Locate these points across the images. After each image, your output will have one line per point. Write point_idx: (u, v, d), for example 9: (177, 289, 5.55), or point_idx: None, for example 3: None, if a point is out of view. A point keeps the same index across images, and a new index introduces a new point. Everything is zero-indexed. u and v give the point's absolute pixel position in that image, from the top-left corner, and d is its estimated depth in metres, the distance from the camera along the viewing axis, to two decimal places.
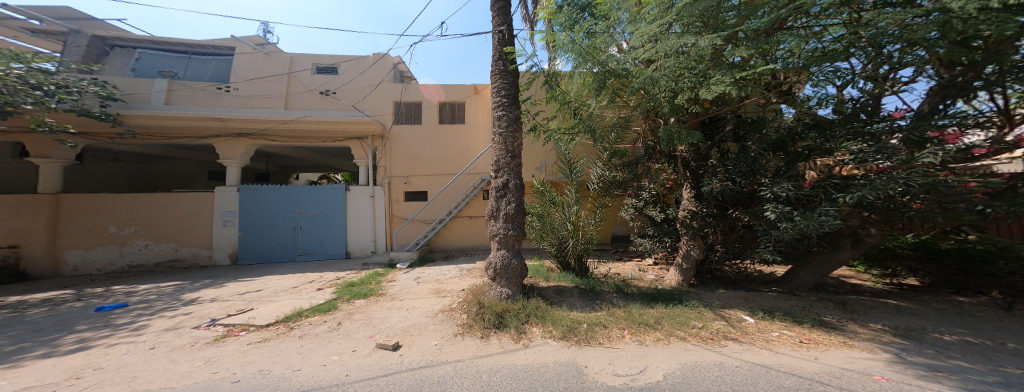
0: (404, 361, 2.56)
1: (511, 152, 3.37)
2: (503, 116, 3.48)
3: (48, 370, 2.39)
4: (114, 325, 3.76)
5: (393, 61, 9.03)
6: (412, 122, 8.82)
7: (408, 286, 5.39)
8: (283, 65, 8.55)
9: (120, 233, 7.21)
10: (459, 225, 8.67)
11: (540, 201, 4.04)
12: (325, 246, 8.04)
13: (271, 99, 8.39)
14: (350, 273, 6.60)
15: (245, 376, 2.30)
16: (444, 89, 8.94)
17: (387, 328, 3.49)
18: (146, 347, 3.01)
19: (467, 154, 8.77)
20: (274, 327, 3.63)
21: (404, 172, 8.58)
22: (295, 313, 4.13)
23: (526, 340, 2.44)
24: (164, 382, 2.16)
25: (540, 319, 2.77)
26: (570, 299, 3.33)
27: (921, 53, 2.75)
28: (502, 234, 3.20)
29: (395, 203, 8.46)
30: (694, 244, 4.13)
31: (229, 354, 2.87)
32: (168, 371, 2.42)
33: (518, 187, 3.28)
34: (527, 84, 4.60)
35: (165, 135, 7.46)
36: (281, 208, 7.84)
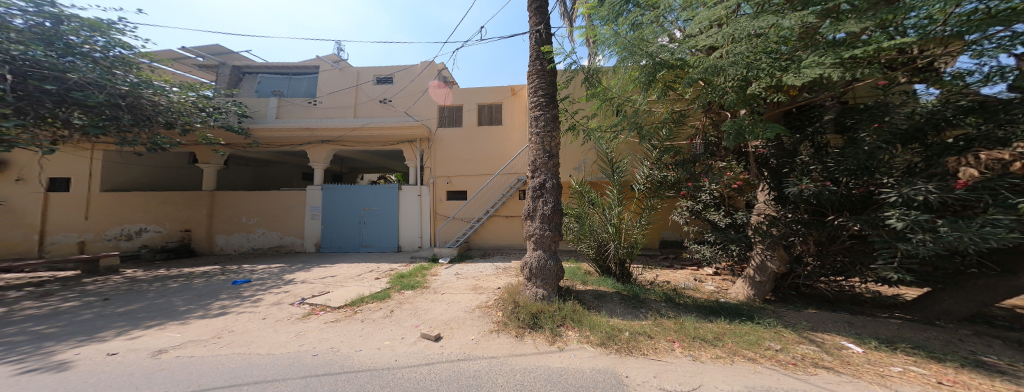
0: (445, 353, 2.66)
1: (549, 151, 3.33)
2: (541, 115, 3.45)
3: (203, 328, 3.07)
4: (243, 295, 4.64)
5: (437, 67, 9.61)
6: (453, 125, 9.24)
7: (449, 281, 5.67)
8: (349, 76, 9.53)
9: (248, 223, 8.78)
10: (495, 224, 8.84)
11: (579, 202, 3.92)
12: (381, 240, 8.77)
13: (341, 108, 9.46)
14: (401, 265, 7.16)
15: (321, 352, 2.63)
16: (482, 92, 9.19)
17: (432, 319, 3.70)
18: (260, 316, 3.63)
19: (504, 155, 8.87)
20: (343, 309, 4.12)
21: (446, 173, 9.00)
22: (358, 298, 4.60)
23: (561, 343, 2.39)
24: (269, 349, 2.60)
25: (576, 323, 2.68)
26: (612, 305, 3.18)
27: None
28: (542, 235, 3.15)
29: (438, 202, 8.93)
30: (774, 255, 3.70)
31: (312, 329, 3.30)
32: (270, 341, 2.81)
33: (556, 187, 3.22)
34: (565, 82, 4.47)
35: (276, 144, 8.80)
36: (351, 204, 8.77)
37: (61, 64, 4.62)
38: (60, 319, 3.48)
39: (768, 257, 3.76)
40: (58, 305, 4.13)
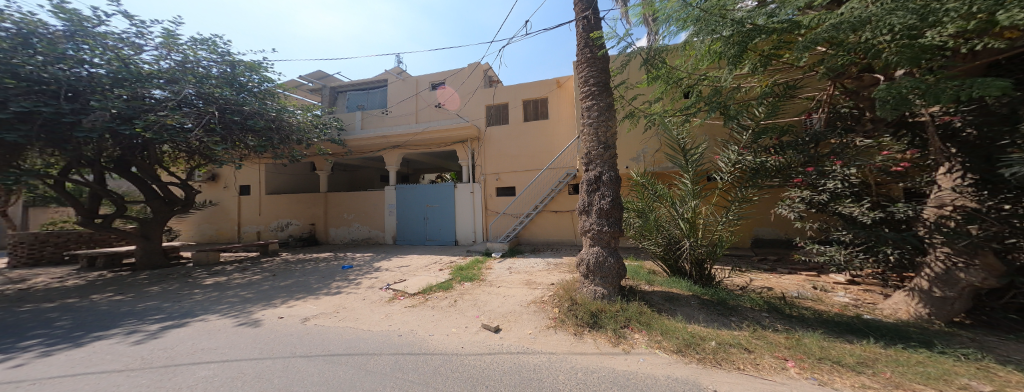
0: (504, 344, 2.76)
1: (604, 142, 3.13)
2: (593, 105, 3.26)
3: (327, 303, 4.36)
4: (349, 278, 5.91)
5: (484, 68, 9.87)
6: (501, 123, 9.44)
7: (503, 275, 5.82)
8: (411, 86, 10.46)
9: (348, 218, 10.76)
10: (544, 219, 8.78)
11: (641, 196, 3.58)
12: (442, 235, 9.50)
13: (406, 116, 10.48)
14: (460, 258, 7.68)
15: (405, 332, 3.23)
16: (528, 87, 9.15)
17: (488, 310, 3.87)
18: (360, 297, 4.67)
19: (551, 149, 8.73)
20: (416, 296, 4.65)
21: (496, 170, 9.26)
22: (429, 287, 5.07)
23: (627, 346, 2.25)
24: (371, 325, 3.48)
25: (643, 326, 2.49)
26: (686, 309, 2.89)
27: None
28: (602, 230, 2.99)
29: (490, 198, 9.25)
30: (985, 265, 2.58)
31: (396, 312, 4.01)
32: (369, 319, 3.72)
33: (614, 180, 3.02)
34: (619, 68, 4.11)
35: (363, 151, 10.45)
36: (418, 202, 9.74)
37: (239, 99, 6.11)
38: (254, 287, 5.11)
39: (961, 267, 2.72)
40: (251, 277, 5.94)
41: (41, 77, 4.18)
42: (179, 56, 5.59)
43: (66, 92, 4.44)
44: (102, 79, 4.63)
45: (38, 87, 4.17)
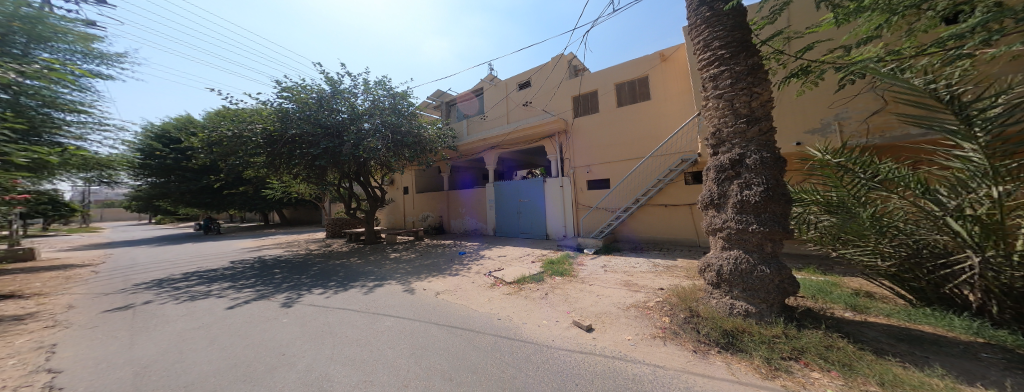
0: (595, 345, 2.55)
1: (744, 115, 2.42)
2: (721, 73, 2.59)
3: (443, 284, 5.16)
4: (461, 263, 6.90)
5: (568, 58, 9.50)
6: (592, 111, 8.85)
7: (598, 273, 5.45)
8: (502, 89, 11.08)
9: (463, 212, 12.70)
10: (650, 214, 7.81)
11: (833, 182, 2.56)
12: (534, 230, 9.73)
13: (498, 118, 11.24)
14: (550, 251, 7.69)
15: (504, 317, 3.48)
16: (622, 69, 8.28)
17: (583, 308, 3.65)
18: (468, 280, 5.31)
19: (655, 135, 7.65)
20: (511, 285, 4.89)
21: (586, 162, 8.82)
22: (524, 277, 5.26)
23: (793, 383, 1.61)
24: (479, 306, 3.94)
25: (828, 362, 1.71)
26: (947, 359, 1.71)
27: None
28: (751, 231, 2.24)
29: (581, 191, 8.88)
30: None
31: (495, 297, 4.33)
32: (477, 300, 4.20)
33: (765, 163, 2.21)
34: (771, 15, 3.09)
35: (471, 155, 12.03)
36: (512, 196, 10.31)
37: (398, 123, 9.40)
38: (408, 272, 6.57)
39: None
40: (412, 262, 7.83)
41: (330, 124, 8.58)
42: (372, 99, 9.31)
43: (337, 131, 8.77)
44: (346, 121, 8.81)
45: (329, 130, 8.59)
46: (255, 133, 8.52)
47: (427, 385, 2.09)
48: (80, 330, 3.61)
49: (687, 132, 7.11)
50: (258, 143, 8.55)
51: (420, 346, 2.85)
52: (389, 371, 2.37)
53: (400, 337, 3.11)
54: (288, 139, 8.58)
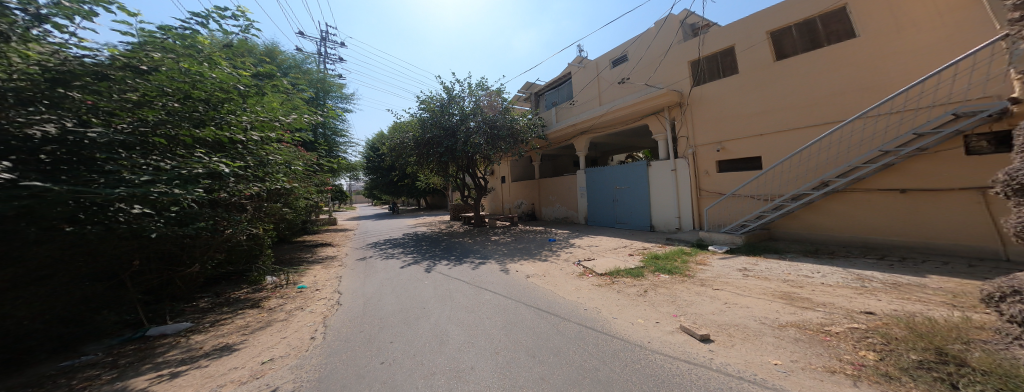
0: (711, 360, 2.27)
1: None
2: None
3: (549, 275, 5.64)
4: (558, 254, 7.37)
5: (679, 18, 8.84)
6: (736, 76, 7.53)
7: (731, 277, 4.67)
8: (593, 70, 11.30)
9: (552, 200, 14.30)
10: (852, 205, 5.93)
11: None
12: (636, 216, 9.71)
13: (591, 101, 11.46)
14: (657, 246, 7.26)
15: (590, 308, 3.75)
16: (766, 17, 7.16)
17: (705, 318, 3.22)
18: (568, 274, 5.61)
19: (843, 92, 6.04)
20: (603, 277, 5.14)
21: (717, 137, 7.83)
22: (616, 270, 5.46)
23: None
24: (566, 293, 4.44)
25: None
26: None
27: (176, 99, 3.14)
28: None
29: (705, 175, 8.07)
30: None
31: (583, 287, 4.72)
32: (564, 288, 4.74)
33: None
34: None
35: (563, 141, 12.78)
36: (608, 183, 10.68)
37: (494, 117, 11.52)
38: (512, 258, 7.59)
39: None
40: (511, 248, 9.00)
41: (452, 124, 11.49)
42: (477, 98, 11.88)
43: (451, 129, 11.52)
44: (459, 119, 11.43)
45: (450, 129, 11.52)
46: (409, 139, 12.42)
47: (515, 357, 2.52)
48: (371, 281, 6.30)
49: (935, 80, 5.07)
50: (409, 145, 12.40)
51: (510, 322, 3.46)
52: (488, 338, 3.02)
53: (497, 312, 3.89)
54: (422, 143, 11.99)
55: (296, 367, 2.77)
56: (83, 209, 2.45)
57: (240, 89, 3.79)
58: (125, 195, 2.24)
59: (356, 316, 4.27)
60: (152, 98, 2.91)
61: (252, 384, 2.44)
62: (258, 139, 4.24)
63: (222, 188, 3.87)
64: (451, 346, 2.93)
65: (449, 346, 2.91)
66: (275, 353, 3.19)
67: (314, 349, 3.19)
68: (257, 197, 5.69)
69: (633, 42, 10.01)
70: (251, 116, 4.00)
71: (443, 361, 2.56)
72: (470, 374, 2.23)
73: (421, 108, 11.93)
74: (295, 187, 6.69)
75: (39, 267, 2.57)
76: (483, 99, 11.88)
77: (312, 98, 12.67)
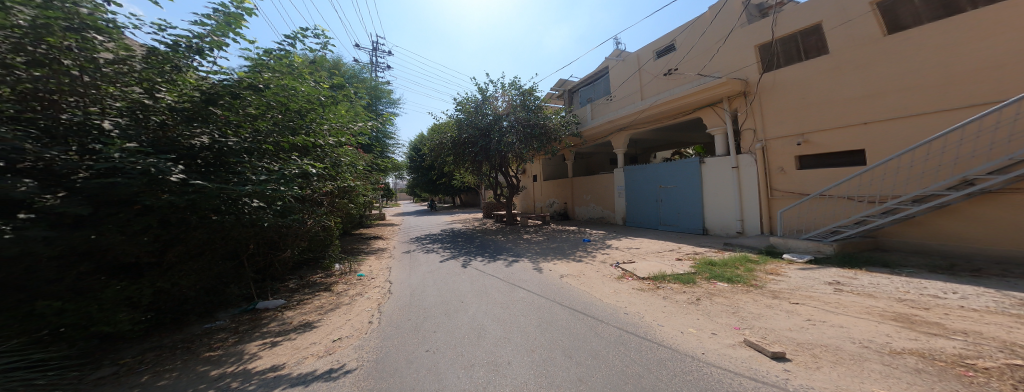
0: (785, 381, 1.96)
1: None
2: None
3: (591, 280, 5.92)
4: (602, 259, 7.58)
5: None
6: (827, 61, 6.90)
7: (819, 291, 4.23)
8: (634, 63, 11.49)
9: (587, 199, 15.13)
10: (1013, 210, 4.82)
11: None
12: (683, 214, 9.90)
13: (632, 95, 11.62)
14: (712, 252, 7.17)
15: (632, 312, 4.10)
16: None
17: (782, 334, 2.89)
18: (614, 280, 5.77)
19: (985, 68, 5.12)
20: (647, 283, 5.40)
21: (799, 129, 7.36)
22: (660, 275, 5.71)
23: None
24: (604, 297, 4.83)
25: None
26: None
27: (271, 112, 4.08)
28: None
29: (778, 173, 7.76)
30: None
31: (623, 291, 5.08)
32: (603, 291, 5.12)
33: None
34: None
35: (602, 136, 13.19)
36: (653, 183, 11.01)
37: (526, 116, 12.07)
38: (551, 259, 8.06)
39: None
40: (547, 249, 9.47)
41: (486, 125, 12.27)
42: (509, 98, 12.50)
43: (485, 131, 12.31)
44: (492, 120, 12.19)
45: (483, 129, 12.30)
46: (447, 140, 13.49)
47: (551, 357, 2.86)
48: (442, 276, 6.91)
49: None
50: (448, 145, 13.47)
51: (545, 321, 3.93)
52: (522, 335, 3.50)
53: (532, 311, 4.39)
54: (461, 144, 12.99)
55: (358, 347, 3.51)
56: (230, 205, 3.59)
57: (322, 99, 4.77)
58: (249, 190, 3.17)
59: (423, 307, 4.84)
60: (257, 108, 3.95)
61: (327, 359, 3.24)
62: (333, 144, 5.24)
63: (309, 186, 5.04)
64: (489, 340, 3.45)
65: (487, 340, 3.43)
66: (342, 333, 4.01)
67: (372, 333, 3.95)
68: (327, 194, 6.94)
69: (683, 31, 10.02)
70: (331, 125, 5.08)
71: (482, 354, 3.07)
72: (506, 369, 2.64)
73: (457, 110, 12.91)
74: (356, 185, 7.98)
75: (198, 246, 3.82)
76: (515, 98, 12.43)
77: (369, 105, 14.72)
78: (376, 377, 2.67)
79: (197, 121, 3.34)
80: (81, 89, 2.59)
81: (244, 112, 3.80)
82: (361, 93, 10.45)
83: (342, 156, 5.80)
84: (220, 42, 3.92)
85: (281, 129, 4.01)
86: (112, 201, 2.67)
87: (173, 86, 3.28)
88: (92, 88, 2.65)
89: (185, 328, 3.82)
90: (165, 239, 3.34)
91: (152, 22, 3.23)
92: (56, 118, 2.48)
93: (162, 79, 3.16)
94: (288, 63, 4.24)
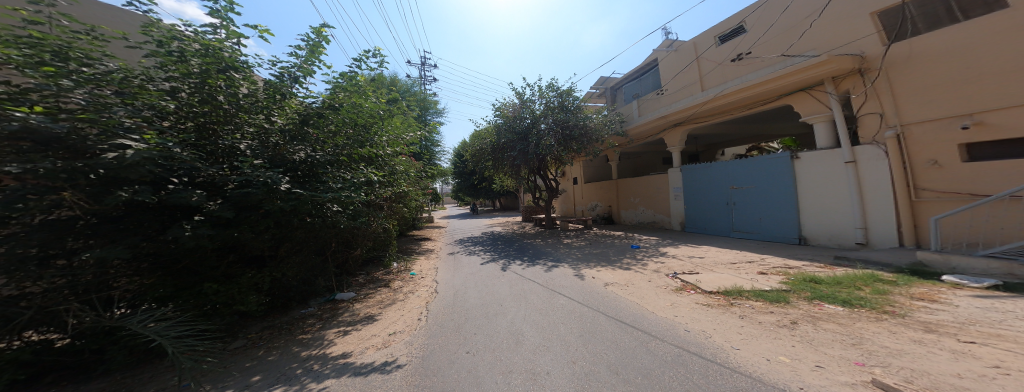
0: None
1: None
2: None
3: (646, 290, 5.43)
4: (655, 268, 7.02)
5: None
6: (1005, 18, 5.29)
7: (996, 321, 3.13)
8: (690, 52, 10.49)
9: (635, 202, 14.22)
10: None
11: None
12: (767, 218, 8.59)
13: (688, 87, 10.59)
14: (818, 267, 5.94)
15: (694, 330, 3.58)
16: None
17: (940, 380, 1.93)
18: (671, 292, 5.24)
19: None
20: (717, 297, 4.76)
21: (959, 109, 5.70)
22: (735, 290, 4.96)
23: None
24: (658, 309, 4.40)
25: None
26: None
27: (346, 125, 4.75)
28: None
29: (926, 169, 6.11)
30: None
31: (684, 304, 4.58)
32: (657, 303, 4.70)
33: None
34: None
35: (653, 133, 12.35)
36: (722, 184, 9.81)
37: (564, 118, 11.97)
38: (594, 264, 7.75)
39: None
40: (588, 254, 9.10)
41: (524, 129, 12.37)
42: (545, 100, 12.43)
43: (522, 133, 12.40)
44: (529, 123, 12.26)
45: (521, 133, 12.41)
46: (486, 145, 13.92)
47: (594, 371, 2.60)
48: (493, 277, 7.04)
49: None
50: (487, 150, 13.87)
51: (588, 331, 3.70)
52: (562, 345, 3.31)
53: (572, 319, 4.17)
54: (500, 148, 13.23)
55: (409, 343, 3.71)
56: (315, 214, 4.31)
57: (384, 111, 5.42)
58: (330, 197, 3.81)
59: (479, 307, 5.00)
60: (334, 125, 4.60)
61: (383, 351, 3.50)
62: (391, 153, 5.92)
63: (372, 191, 5.59)
64: (526, 347, 3.33)
65: (524, 347, 3.32)
66: (396, 327, 4.29)
67: (421, 329, 4.16)
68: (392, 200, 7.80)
69: (756, 10, 8.80)
70: (393, 135, 5.72)
71: (521, 361, 2.94)
72: (545, 379, 2.46)
73: (495, 116, 13.25)
74: (410, 191, 8.72)
75: (286, 243, 4.50)
76: (553, 100, 12.33)
77: (417, 116, 15.92)
78: (422, 374, 2.77)
79: (298, 139, 4.17)
80: (228, 117, 3.60)
81: (325, 130, 4.50)
82: (411, 105, 11.40)
83: (400, 162, 6.45)
84: (309, 69, 4.69)
85: (352, 142, 4.69)
86: (247, 207, 3.50)
87: (283, 111, 4.28)
88: (235, 118, 3.65)
89: (289, 312, 4.85)
90: (281, 237, 4.34)
91: (269, 62, 4.16)
92: (217, 145, 3.53)
93: (277, 107, 4.18)
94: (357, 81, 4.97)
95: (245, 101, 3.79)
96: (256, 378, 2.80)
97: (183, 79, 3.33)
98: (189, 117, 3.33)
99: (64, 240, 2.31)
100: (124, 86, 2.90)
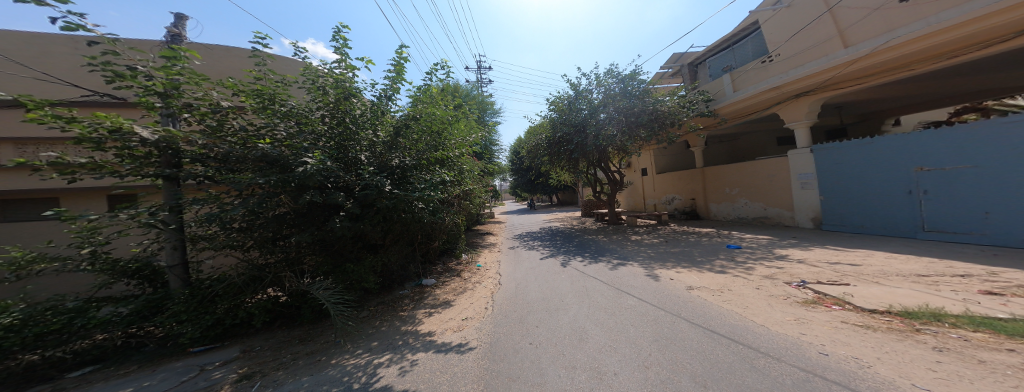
0: None
1: None
2: None
3: (760, 300, 4.71)
4: (749, 273, 6.20)
5: None
6: None
7: None
8: (810, 6, 8.47)
9: (732, 193, 12.61)
10: None
11: None
12: (997, 213, 5.78)
13: (808, 49, 8.62)
14: None
15: (835, 354, 2.68)
16: None
17: None
18: (767, 303, 4.57)
19: None
20: (885, 318, 3.56)
21: None
22: (917, 310, 3.69)
23: None
24: (771, 324, 3.67)
25: None
26: None
27: (421, 133, 5.99)
28: None
29: None
30: None
31: (820, 323, 3.58)
32: (773, 317, 3.94)
33: None
34: None
35: (761, 107, 10.63)
36: (901, 164, 7.15)
37: (628, 104, 11.47)
38: (668, 266, 7.28)
39: None
40: (656, 254, 8.61)
41: (583, 120, 12.21)
42: (603, 87, 12.06)
43: (579, 125, 12.39)
44: (588, 114, 12.06)
45: (577, 125, 12.38)
46: (542, 140, 14.32)
47: (673, 379, 2.36)
48: (561, 274, 7.26)
49: None
50: (543, 146, 14.21)
51: (664, 337, 3.51)
52: (631, 347, 3.26)
53: (645, 323, 4.09)
54: (555, 142, 13.50)
55: (478, 329, 4.45)
56: (412, 213, 5.52)
57: (453, 116, 6.56)
58: (416, 196, 4.91)
59: (541, 303, 5.35)
60: (416, 134, 5.96)
61: (457, 334, 4.31)
62: (459, 155, 6.76)
63: (451, 188, 6.69)
64: (590, 345, 3.47)
65: (588, 345, 3.46)
66: (468, 313, 5.13)
67: (488, 318, 4.84)
68: (464, 198, 9.07)
69: None
70: (461, 138, 6.77)
71: (584, 358, 3.08)
72: (611, 379, 2.47)
73: (551, 111, 13.51)
74: (477, 190, 9.87)
75: (389, 234, 5.89)
76: (612, 86, 11.85)
77: (477, 118, 17.44)
78: (490, 359, 3.36)
79: (392, 148, 5.63)
80: (351, 131, 5.19)
81: (410, 139, 5.91)
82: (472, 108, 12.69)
83: (469, 160, 7.49)
84: (396, 87, 6.16)
85: (429, 148, 5.97)
86: (366, 206, 4.98)
87: (380, 125, 5.68)
88: (355, 135, 5.18)
89: (391, 292, 6.50)
90: (389, 229, 5.75)
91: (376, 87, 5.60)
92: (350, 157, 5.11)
93: (379, 124, 5.66)
94: (430, 92, 6.21)
95: (358, 119, 5.33)
96: (375, 342, 4.06)
97: (328, 106, 5.21)
98: (332, 137, 5.03)
99: (280, 229, 4.31)
100: (297, 118, 4.91)
